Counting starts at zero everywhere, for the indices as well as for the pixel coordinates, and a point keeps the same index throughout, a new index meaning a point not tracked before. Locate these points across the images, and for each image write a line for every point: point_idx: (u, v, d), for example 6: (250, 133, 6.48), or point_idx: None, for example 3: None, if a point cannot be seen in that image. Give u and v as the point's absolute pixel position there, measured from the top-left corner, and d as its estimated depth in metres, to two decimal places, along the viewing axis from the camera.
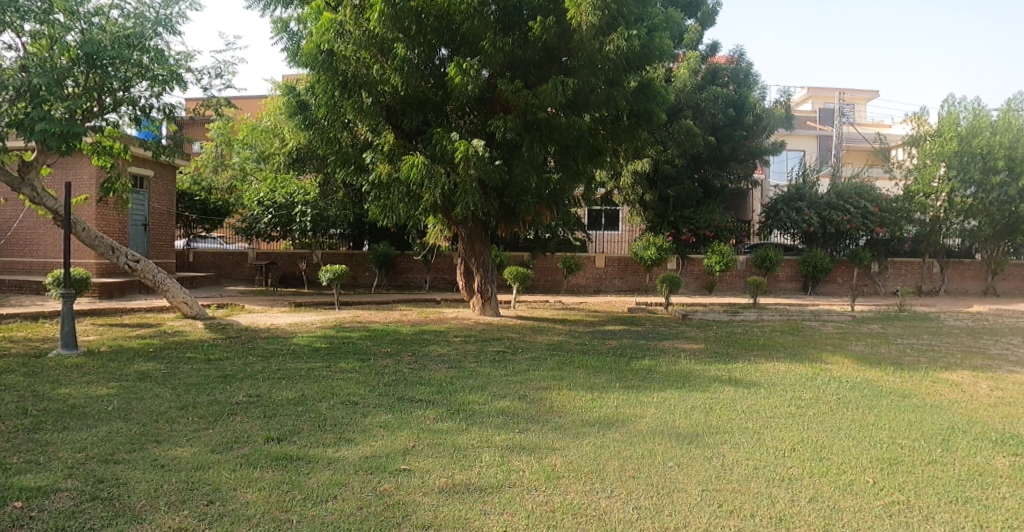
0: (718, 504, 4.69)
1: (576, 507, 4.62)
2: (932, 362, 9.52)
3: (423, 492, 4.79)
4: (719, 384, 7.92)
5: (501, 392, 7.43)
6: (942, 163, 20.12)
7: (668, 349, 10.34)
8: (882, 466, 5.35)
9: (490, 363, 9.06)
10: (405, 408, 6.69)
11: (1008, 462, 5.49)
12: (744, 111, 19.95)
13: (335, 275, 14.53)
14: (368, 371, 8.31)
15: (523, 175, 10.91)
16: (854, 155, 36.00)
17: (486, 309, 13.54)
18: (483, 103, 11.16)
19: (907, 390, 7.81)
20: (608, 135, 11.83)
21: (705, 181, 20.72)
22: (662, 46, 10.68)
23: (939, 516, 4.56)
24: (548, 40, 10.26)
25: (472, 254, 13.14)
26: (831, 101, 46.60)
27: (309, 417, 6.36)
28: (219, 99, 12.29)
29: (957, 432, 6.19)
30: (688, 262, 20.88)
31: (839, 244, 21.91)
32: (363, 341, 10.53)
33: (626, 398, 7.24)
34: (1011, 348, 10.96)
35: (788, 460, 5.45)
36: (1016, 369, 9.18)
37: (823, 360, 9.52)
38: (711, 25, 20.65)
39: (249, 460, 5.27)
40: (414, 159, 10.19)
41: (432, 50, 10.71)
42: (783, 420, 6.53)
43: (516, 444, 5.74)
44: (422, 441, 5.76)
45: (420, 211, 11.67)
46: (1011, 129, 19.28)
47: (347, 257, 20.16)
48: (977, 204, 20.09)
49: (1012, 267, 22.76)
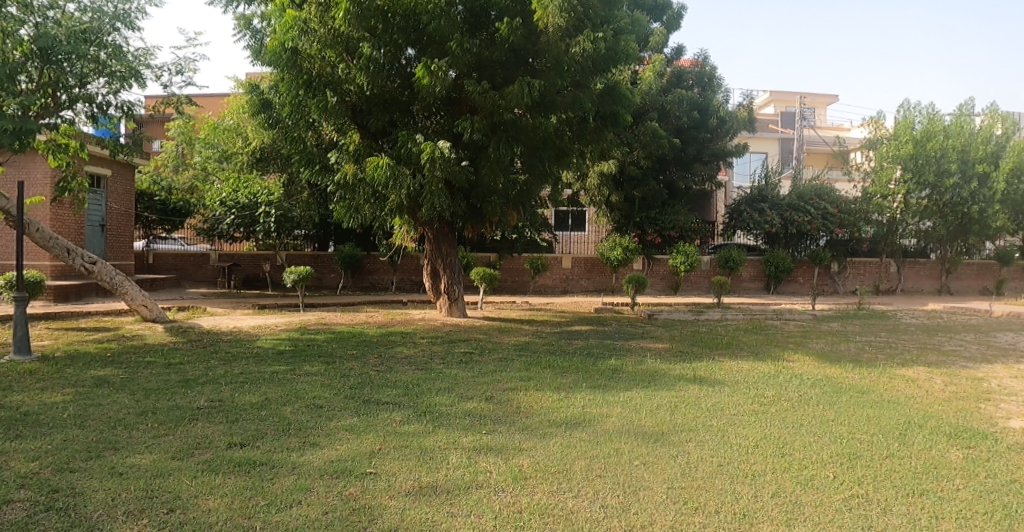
0: (684, 502, 4.74)
1: (543, 507, 4.64)
2: (890, 359, 9.74)
3: (390, 495, 4.76)
4: (684, 383, 8.00)
5: (469, 394, 7.41)
6: (897, 166, 20.74)
7: (633, 348, 10.43)
8: (841, 460, 5.47)
9: (457, 364, 9.03)
10: (371, 411, 6.64)
11: (961, 455, 5.65)
12: (709, 114, 20.16)
13: (299, 276, 14.26)
14: (334, 373, 8.24)
15: (489, 176, 10.90)
16: (814, 159, 36.52)
17: (453, 311, 13.50)
18: (450, 103, 11.12)
19: (866, 386, 7.98)
20: (574, 137, 11.82)
21: (670, 182, 20.94)
22: (627, 49, 10.87)
23: (896, 508, 4.66)
24: (515, 41, 10.23)
25: (438, 255, 13.11)
26: (794, 106, 47.55)
27: (273, 420, 6.28)
28: (179, 97, 11.99)
29: (913, 426, 6.34)
30: (653, 263, 21.13)
31: (800, 244, 22.27)
32: (328, 343, 10.42)
33: (592, 397, 7.27)
34: (964, 344, 11.30)
35: (751, 457, 5.53)
36: (969, 364, 9.46)
37: (785, 357, 9.69)
38: (677, 29, 20.87)
39: (212, 466, 5.17)
40: (378, 160, 10.12)
41: (398, 49, 10.62)
42: (745, 417, 6.62)
43: (483, 445, 5.73)
44: (389, 444, 5.71)
45: (386, 213, 11.53)
46: (963, 133, 20.17)
47: (312, 258, 19.87)
48: (931, 206, 20.72)
49: (964, 267, 23.59)
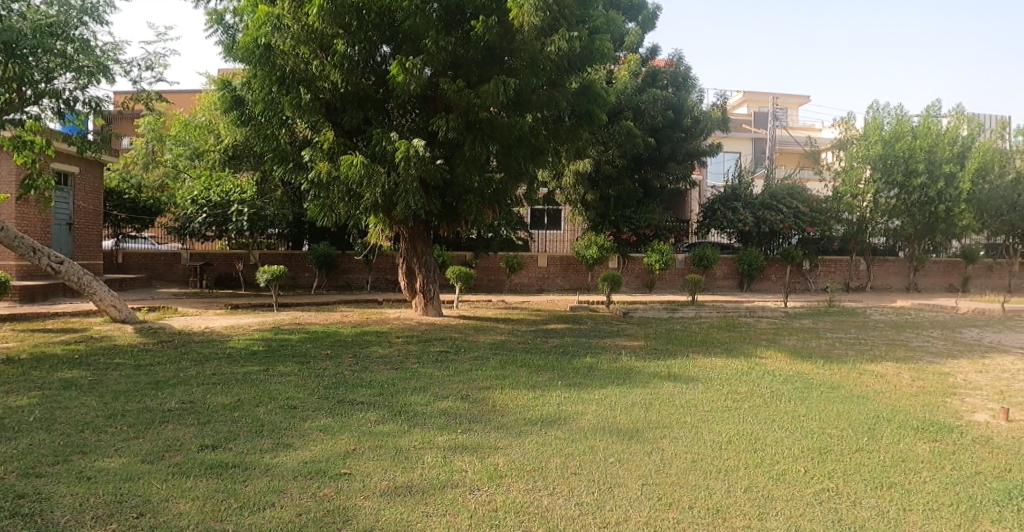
0: (658, 498, 4.78)
1: (519, 505, 4.65)
2: (859, 355, 9.90)
3: (365, 495, 4.74)
4: (658, 380, 8.06)
5: (444, 393, 7.40)
6: (867, 166, 21.13)
7: (609, 346, 10.48)
8: (812, 455, 5.55)
9: (432, 364, 9.00)
10: (346, 411, 6.60)
11: (928, 448, 5.76)
12: (683, 114, 20.31)
13: (273, 276, 14.08)
14: (308, 374, 8.18)
15: (464, 174, 10.89)
16: (786, 158, 37.02)
17: (429, 310, 13.44)
18: (425, 101, 11.07)
19: (836, 382, 8.10)
20: (549, 136, 11.83)
21: (644, 181, 21.07)
22: (602, 48, 10.92)
23: (865, 501, 4.75)
24: (490, 39, 10.23)
25: (414, 254, 13.04)
26: (767, 107, 48.10)
27: (246, 422, 6.21)
28: (149, 93, 11.81)
29: (882, 421, 6.45)
30: (629, 261, 21.15)
31: (773, 242, 22.52)
32: (302, 343, 10.33)
33: (567, 395, 7.30)
34: (931, 340, 11.52)
35: (724, 452, 5.59)
36: (936, 360, 9.66)
37: (758, 354, 9.81)
38: (652, 29, 21.00)
39: (183, 469, 5.11)
40: (352, 159, 10.10)
41: (373, 46, 10.57)
42: (719, 413, 6.69)
43: (459, 444, 5.73)
44: (363, 444, 5.68)
45: (360, 211, 11.46)
46: (930, 133, 20.57)
47: (286, 258, 19.58)
48: (899, 205, 21.21)
49: (931, 265, 24.07)
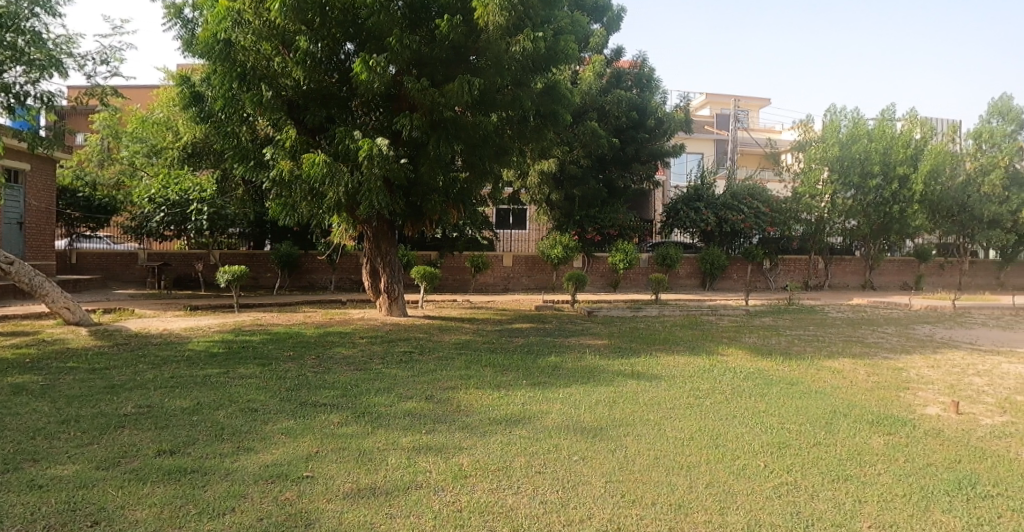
0: (622, 495, 4.81)
1: (484, 505, 4.65)
2: (817, 351, 10.12)
3: (328, 498, 4.69)
4: (622, 378, 8.13)
5: (409, 393, 7.36)
6: (825, 167, 21.61)
7: (573, 345, 10.54)
8: (771, 450, 5.64)
9: (397, 364, 8.95)
10: (308, 413, 6.52)
11: (883, 441, 5.90)
12: (647, 115, 20.50)
13: (233, 276, 13.85)
14: (270, 376, 8.07)
15: (429, 173, 10.84)
16: (748, 159, 37.63)
17: (393, 310, 13.36)
18: (389, 100, 11.00)
19: (795, 378, 8.26)
20: (514, 135, 11.82)
21: (609, 181, 21.21)
22: (566, 49, 10.96)
23: (822, 494, 4.84)
24: (455, 38, 10.20)
25: (378, 254, 12.94)
26: (729, 108, 48.80)
27: (205, 426, 6.09)
28: (104, 88, 11.53)
29: (839, 415, 6.59)
30: (593, 260, 21.33)
31: (734, 242, 22.80)
32: (263, 344, 10.19)
33: (532, 394, 7.32)
34: (886, 336, 11.81)
35: (686, 449, 5.66)
36: (890, 355, 9.92)
37: (719, 351, 9.96)
38: (617, 30, 21.16)
39: (140, 475, 5.00)
40: (315, 157, 9.99)
41: (336, 44, 10.48)
42: (681, 410, 6.76)
43: (423, 444, 5.70)
44: (326, 446, 5.62)
45: (323, 211, 11.33)
46: (885, 136, 21.11)
47: (247, 257, 19.29)
48: (856, 205, 21.77)
49: (887, 263, 24.66)
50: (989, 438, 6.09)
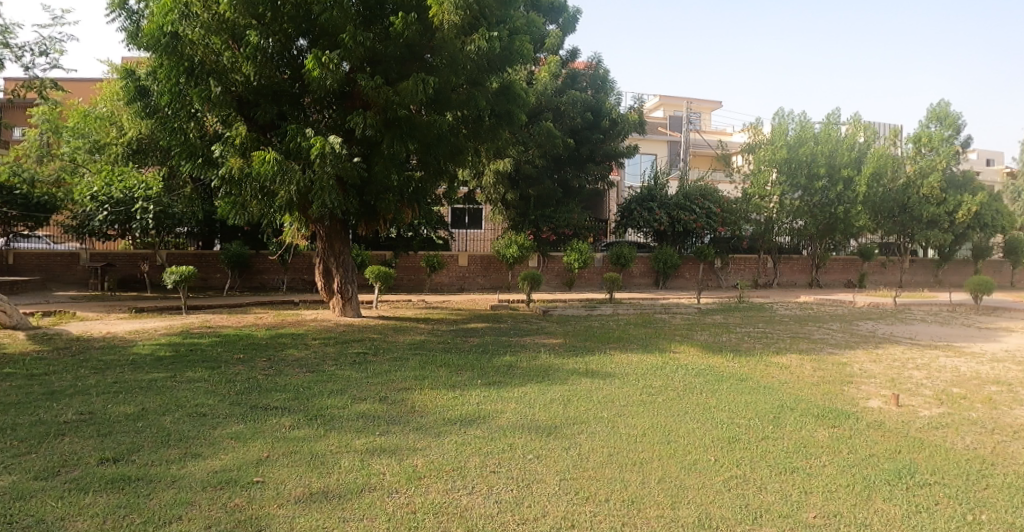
0: (575, 492, 4.85)
1: (438, 506, 4.63)
2: (766, 347, 10.36)
3: (279, 503, 4.62)
4: (576, 376, 8.18)
5: (362, 395, 7.28)
6: (773, 170, 22.24)
7: (528, 344, 10.57)
8: (721, 444, 5.74)
9: (350, 365, 8.86)
10: (259, 417, 6.40)
11: (828, 434, 6.07)
12: (601, 116, 20.68)
13: (181, 277, 13.52)
14: (219, 379, 7.90)
15: (383, 172, 10.75)
16: (699, 160, 38.31)
17: (347, 311, 13.21)
18: (342, 97, 10.87)
19: (744, 373, 8.43)
20: (469, 135, 11.79)
21: (564, 181, 21.30)
22: (521, 49, 10.99)
23: (770, 486, 4.95)
24: (410, 36, 10.13)
25: (330, 254, 12.77)
26: (681, 111, 49.58)
27: (151, 432, 5.93)
28: (43, 81, 11.14)
29: (786, 409, 6.76)
30: (549, 260, 21.49)
31: (686, 242, 23.07)
32: (212, 347, 9.97)
33: (486, 394, 7.31)
34: (831, 332, 12.16)
35: (639, 445, 5.72)
36: (835, 351, 10.21)
37: (672, 349, 10.12)
38: (572, 31, 21.33)
39: (80, 484, 4.84)
40: (265, 155, 9.81)
41: (288, 39, 10.31)
42: (634, 407, 6.84)
43: (376, 446, 5.65)
44: (277, 450, 5.53)
45: (275, 210, 11.14)
46: (830, 140, 22.03)
47: (196, 257, 18.86)
48: (803, 206, 22.39)
49: (832, 262, 25.35)
50: (927, 429, 6.31)
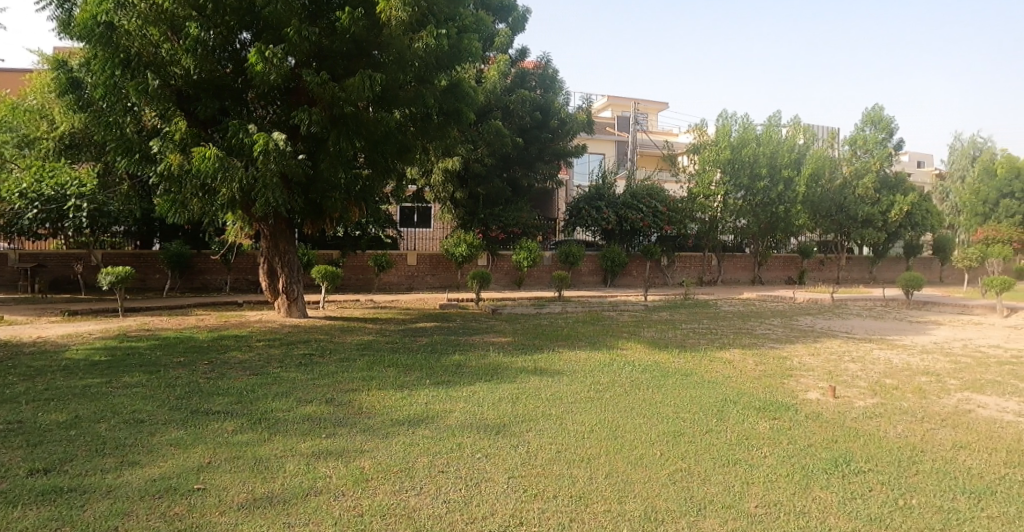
0: (523, 489, 4.85)
1: (385, 508, 4.58)
2: (710, 343, 10.57)
3: (220, 511, 4.52)
4: (525, 374, 8.20)
5: (308, 397, 7.15)
6: (717, 170, 22.64)
7: (477, 343, 10.55)
8: (667, 439, 5.82)
9: (295, 367, 8.68)
10: (200, 422, 6.23)
11: (769, 426, 6.21)
12: (550, 115, 20.78)
13: (118, 278, 13.07)
14: (157, 384, 7.65)
15: (329, 170, 10.58)
16: (646, 160, 38.87)
17: (293, 311, 12.98)
18: (287, 93, 10.67)
19: (689, 369, 8.58)
20: (417, 133, 11.69)
21: (513, 180, 21.30)
22: (470, 47, 10.96)
23: (714, 478, 5.05)
24: (356, 32, 10.00)
25: (275, 253, 12.51)
26: (628, 111, 50.18)
27: (85, 441, 5.71)
28: None
29: (729, 403, 6.90)
30: (498, 259, 21.58)
31: (634, 240, 23.31)
32: (151, 350, 9.66)
33: (435, 394, 7.26)
34: (773, 328, 12.47)
35: (586, 441, 5.76)
36: (776, 345, 10.48)
37: (619, 345, 10.23)
38: (521, 31, 21.36)
39: (8, 498, 4.63)
40: (206, 151, 9.55)
41: (230, 32, 10.06)
42: (582, 404, 6.88)
43: (322, 449, 5.55)
44: (219, 456, 5.39)
45: (216, 208, 10.86)
46: (771, 141, 22.50)
47: (133, 257, 18.24)
48: (746, 205, 22.89)
49: (774, 259, 26.02)
50: (862, 419, 6.52)
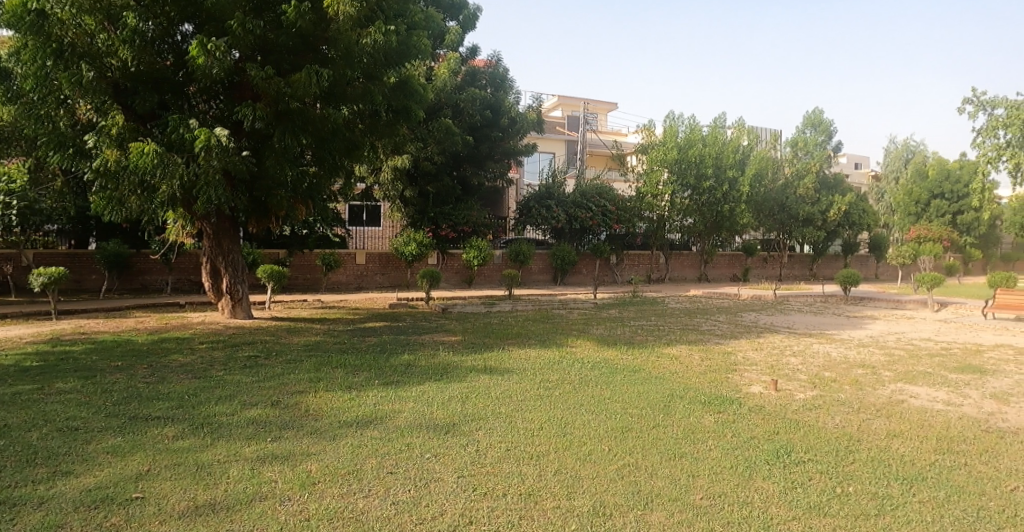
0: (473, 488, 4.83)
1: (332, 511, 4.52)
2: (658, 340, 10.72)
3: (160, 520, 4.39)
4: (474, 373, 8.17)
5: (252, 400, 6.99)
6: (664, 169, 22.82)
7: (426, 342, 10.49)
8: (615, 434, 5.88)
9: (240, 370, 8.48)
10: (138, 428, 6.02)
11: (714, 420, 6.32)
12: (500, 114, 20.81)
13: (51, 279, 12.56)
14: (92, 390, 7.37)
15: (275, 167, 10.36)
16: (595, 160, 39.22)
17: (237, 312, 12.69)
18: (230, 87, 10.43)
19: (636, 365, 8.69)
20: (366, 130, 11.54)
21: (463, 178, 21.25)
22: (419, 44, 10.88)
23: (660, 472, 5.11)
24: (303, 26, 9.81)
25: (218, 253, 12.20)
26: (578, 111, 50.53)
27: (14, 451, 5.47)
28: None
29: (676, 398, 7.00)
30: (448, 257, 21.52)
31: (583, 238, 23.57)
32: (86, 354, 9.30)
33: (383, 394, 7.18)
34: (718, 324, 12.73)
35: (536, 438, 5.78)
36: (721, 341, 10.69)
37: (569, 343, 10.30)
38: (472, 29, 21.30)
39: None
40: (144, 146, 9.24)
41: (170, 23, 9.78)
42: (531, 402, 6.90)
43: (267, 453, 5.43)
44: (159, 463, 5.22)
45: (155, 206, 10.52)
46: (717, 142, 23.08)
47: (67, 257, 17.56)
48: (692, 205, 23.34)
49: (719, 257, 26.59)
50: (801, 411, 6.70)
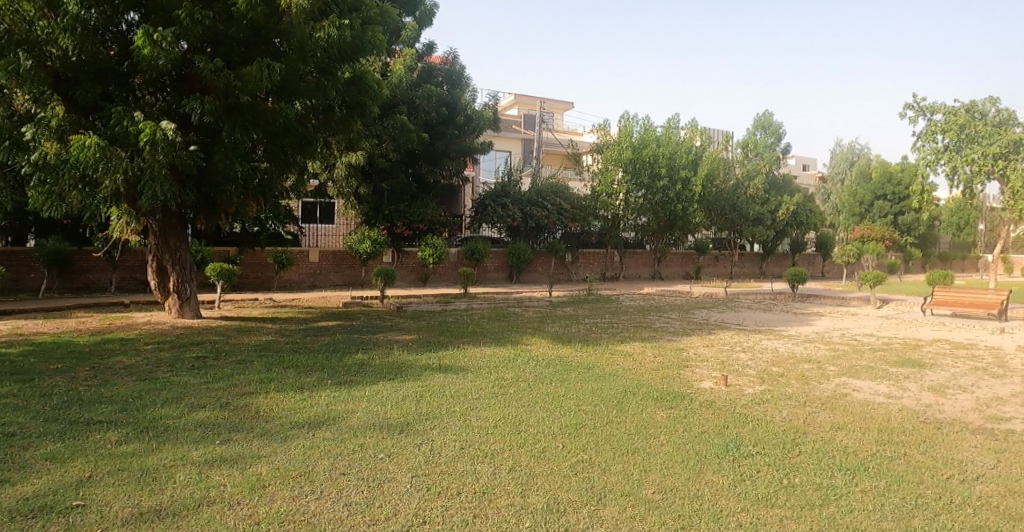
0: (426, 487, 4.80)
1: (282, 514, 4.43)
2: (612, 337, 10.81)
3: (101, 528, 4.25)
4: (429, 372, 8.12)
5: (200, 402, 6.82)
6: (619, 169, 22.94)
7: (380, 341, 10.38)
8: (569, 431, 5.90)
9: (187, 371, 8.26)
10: (79, 433, 5.82)
11: (666, 415, 6.40)
12: (456, 112, 20.78)
13: None
14: (30, 393, 7.09)
15: (224, 163, 10.11)
16: (551, 159, 39.37)
17: (185, 311, 12.37)
18: (177, 79, 10.17)
19: (591, 362, 8.75)
20: (319, 126, 11.35)
21: (419, 176, 21.16)
22: (374, 39, 10.76)
23: (613, 467, 5.15)
24: (254, 19, 9.61)
25: (165, 250, 11.87)
26: (534, 110, 50.65)
27: None
28: None
29: (629, 395, 7.06)
30: (403, 255, 21.28)
31: (539, 237, 23.72)
32: (24, 356, 8.95)
33: (336, 394, 7.08)
34: (671, 321, 12.90)
35: (490, 436, 5.77)
36: (674, 337, 10.84)
37: (523, 341, 10.31)
38: (428, 25, 21.16)
39: None
40: (86, 139, 8.93)
41: (114, 11, 9.49)
42: (486, 400, 6.88)
43: (215, 456, 5.30)
44: (101, 468, 5.05)
45: (98, 202, 10.17)
46: (670, 143, 23.42)
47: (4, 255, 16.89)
48: (646, 204, 23.49)
49: (672, 255, 26.98)
50: (750, 405, 6.83)
